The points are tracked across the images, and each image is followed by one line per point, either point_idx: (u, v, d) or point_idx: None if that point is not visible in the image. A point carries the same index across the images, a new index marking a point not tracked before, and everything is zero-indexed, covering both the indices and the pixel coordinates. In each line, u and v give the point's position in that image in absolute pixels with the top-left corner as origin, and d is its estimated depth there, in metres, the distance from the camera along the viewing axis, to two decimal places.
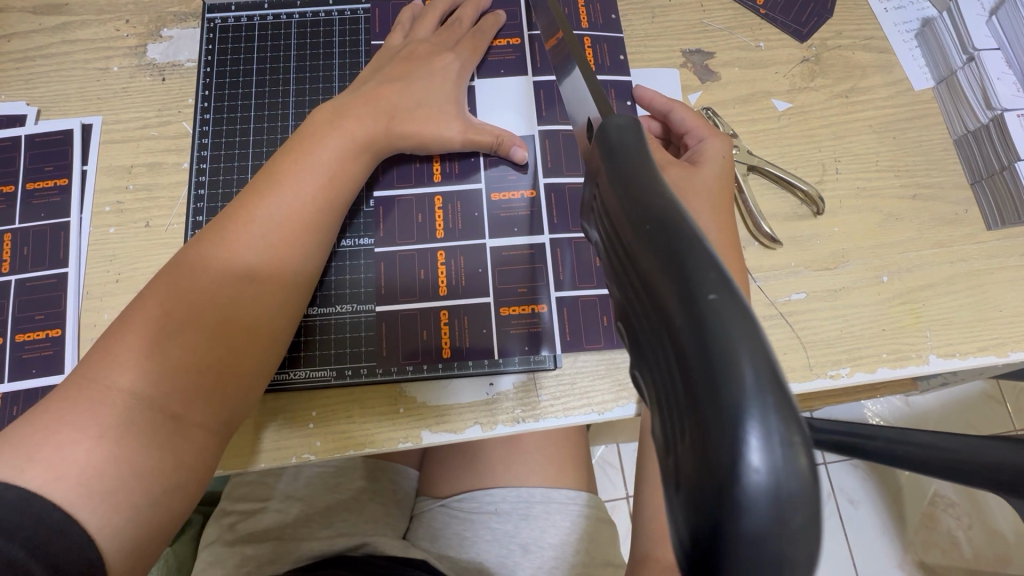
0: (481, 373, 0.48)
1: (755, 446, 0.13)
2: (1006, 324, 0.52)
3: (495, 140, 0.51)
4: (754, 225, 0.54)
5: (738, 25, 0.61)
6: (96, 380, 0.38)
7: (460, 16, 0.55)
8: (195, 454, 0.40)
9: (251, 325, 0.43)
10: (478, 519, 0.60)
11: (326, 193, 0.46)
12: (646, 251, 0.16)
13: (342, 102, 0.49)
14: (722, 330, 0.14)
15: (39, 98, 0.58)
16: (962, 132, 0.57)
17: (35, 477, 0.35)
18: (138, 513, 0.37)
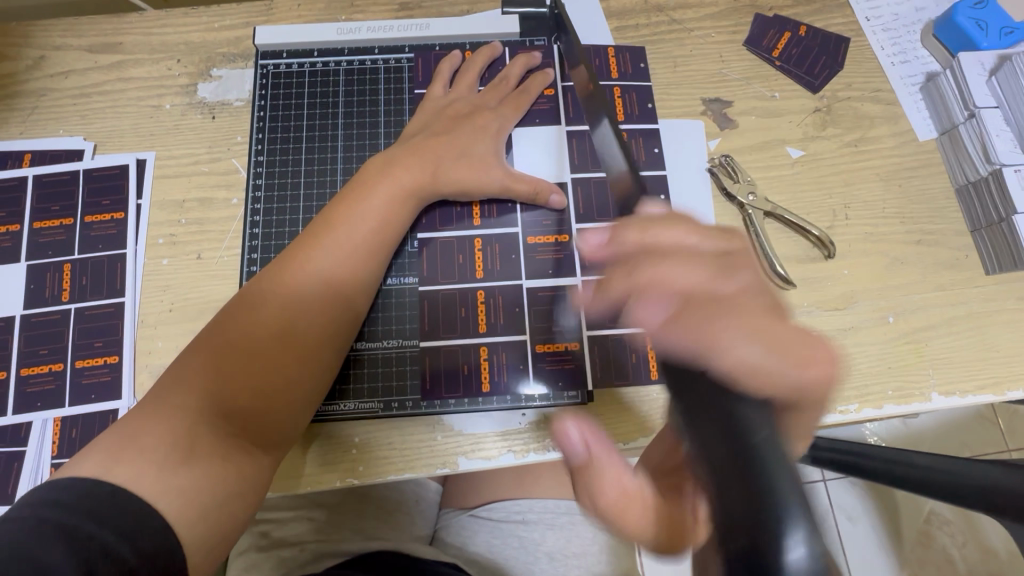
0: (517, 405, 0.52)
1: (795, 545, 0.24)
2: (1003, 364, 0.56)
3: (532, 189, 0.55)
4: (769, 268, 0.58)
5: (755, 75, 0.65)
6: (170, 397, 0.42)
7: (507, 75, 0.59)
8: (254, 468, 0.43)
9: (307, 357, 0.46)
10: (507, 526, 0.63)
11: (377, 233, 0.50)
12: (709, 392, 0.28)
13: (392, 153, 0.54)
14: (766, 458, 0.26)
15: (95, 134, 0.61)
16: (963, 182, 0.61)
17: (118, 475, 0.38)
18: (206, 513, 0.39)
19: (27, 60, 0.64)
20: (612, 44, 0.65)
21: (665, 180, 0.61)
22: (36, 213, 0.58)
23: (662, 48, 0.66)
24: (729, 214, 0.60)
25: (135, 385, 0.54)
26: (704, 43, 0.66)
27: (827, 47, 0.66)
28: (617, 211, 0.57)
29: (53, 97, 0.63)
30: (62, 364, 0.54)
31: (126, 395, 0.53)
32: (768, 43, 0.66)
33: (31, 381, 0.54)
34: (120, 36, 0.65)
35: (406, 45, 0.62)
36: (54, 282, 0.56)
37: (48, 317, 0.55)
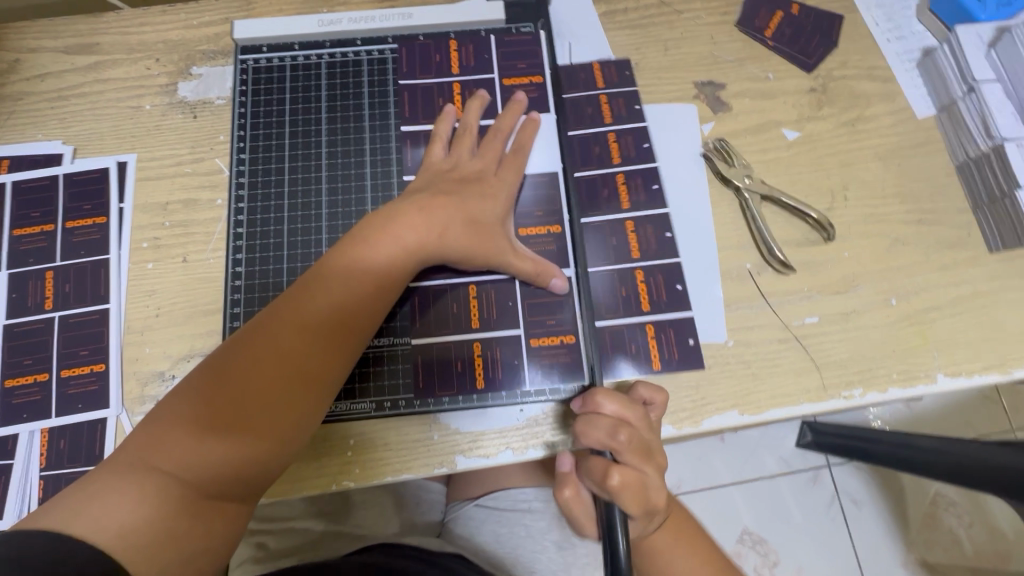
0: (514, 400, 0.51)
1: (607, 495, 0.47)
2: (1010, 343, 0.55)
3: (534, 271, 0.51)
4: (768, 253, 0.56)
5: (748, 56, 0.64)
6: (147, 453, 0.41)
7: (500, 128, 0.56)
8: (227, 520, 0.43)
9: (290, 423, 0.44)
10: (514, 514, 0.63)
11: (368, 294, 0.48)
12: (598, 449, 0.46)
13: (394, 205, 0.51)
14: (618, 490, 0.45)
15: (74, 138, 0.60)
16: (963, 158, 0.59)
17: (83, 527, 0.38)
18: (169, 566, 0.40)
19: (2, 63, 0.62)
20: (597, 54, 0.63)
21: (655, 171, 0.59)
22: (15, 220, 0.57)
23: (652, 31, 0.64)
24: (725, 199, 0.59)
25: (124, 392, 0.53)
26: (694, 25, 0.64)
27: (821, 25, 0.64)
28: (608, 207, 0.58)
29: (29, 101, 0.61)
30: (47, 373, 0.53)
31: (115, 403, 0.52)
32: (760, 24, 0.64)
33: (16, 392, 0.52)
34: (97, 36, 0.63)
35: (389, 35, 0.60)
36: (36, 290, 0.55)
37: (31, 326, 0.54)
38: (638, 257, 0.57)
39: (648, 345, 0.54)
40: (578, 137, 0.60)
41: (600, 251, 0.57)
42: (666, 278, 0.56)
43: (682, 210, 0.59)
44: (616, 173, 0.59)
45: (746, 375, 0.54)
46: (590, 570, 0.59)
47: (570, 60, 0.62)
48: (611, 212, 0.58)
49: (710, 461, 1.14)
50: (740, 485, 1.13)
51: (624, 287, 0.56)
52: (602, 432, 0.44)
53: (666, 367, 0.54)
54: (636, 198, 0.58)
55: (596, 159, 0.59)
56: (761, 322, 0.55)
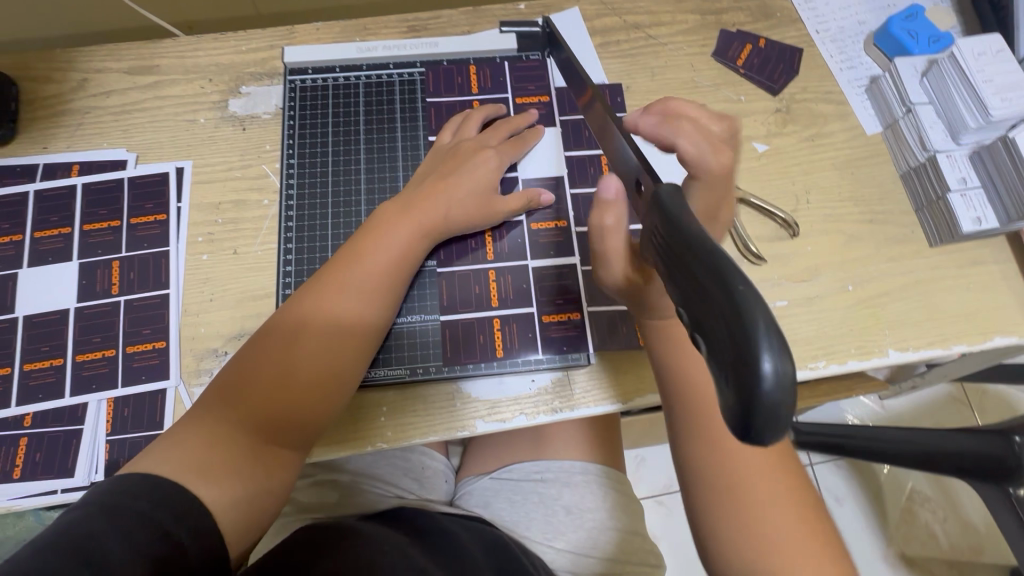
0: (527, 369, 0.59)
1: (769, 359, 0.21)
2: (950, 324, 0.64)
3: (528, 207, 0.62)
4: (743, 246, 0.66)
5: (723, 82, 0.74)
6: (212, 413, 0.49)
7: (504, 118, 0.66)
8: (282, 470, 0.50)
9: (335, 377, 0.52)
10: (527, 484, 0.75)
11: (395, 267, 0.56)
12: (692, 261, 0.25)
13: (409, 195, 0.60)
14: (717, 270, 0.24)
15: (136, 146, 0.68)
16: (905, 168, 0.70)
17: (166, 469, 0.44)
18: (238, 504, 0.46)
19: (71, 81, 0.71)
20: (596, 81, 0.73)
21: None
22: (85, 216, 0.64)
23: (642, 59, 0.75)
24: None
25: (182, 366, 0.60)
26: (677, 55, 0.75)
27: (784, 57, 0.75)
28: None
29: (96, 114, 0.69)
30: (114, 350, 0.60)
31: (174, 375, 0.59)
32: (732, 55, 0.75)
33: (86, 366, 0.59)
34: (156, 59, 0.72)
35: (418, 61, 0.70)
36: (104, 277, 0.62)
37: (99, 309, 0.61)
38: None
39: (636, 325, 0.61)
40: (576, 158, 0.67)
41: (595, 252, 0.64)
42: None
43: None
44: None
45: None
46: (594, 534, 0.71)
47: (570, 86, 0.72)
48: None
49: None
50: None
51: None
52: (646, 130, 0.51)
53: None
54: None
55: (590, 177, 0.67)
56: None
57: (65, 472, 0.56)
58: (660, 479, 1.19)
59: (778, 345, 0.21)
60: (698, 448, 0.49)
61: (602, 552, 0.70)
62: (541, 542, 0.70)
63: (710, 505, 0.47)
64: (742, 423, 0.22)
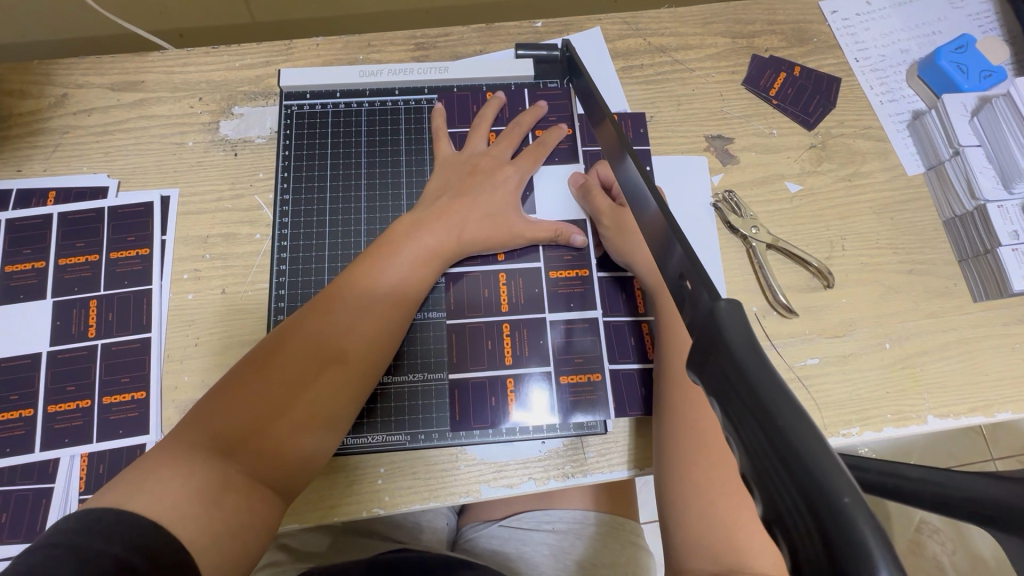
0: (538, 434, 0.55)
1: None
2: (993, 388, 0.60)
3: (554, 233, 0.58)
4: (773, 297, 0.61)
5: (754, 113, 0.69)
6: (191, 442, 0.43)
7: (518, 123, 0.62)
8: (268, 506, 0.45)
9: (332, 411, 0.48)
10: (538, 533, 0.71)
11: (402, 282, 0.53)
12: (765, 428, 0.21)
13: (419, 214, 0.56)
14: (806, 455, 0.19)
15: (118, 171, 0.63)
16: (950, 215, 0.65)
17: (140, 502, 0.39)
18: (219, 540, 0.40)
19: (49, 97, 0.65)
20: (616, 110, 0.68)
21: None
22: (61, 249, 0.59)
23: (666, 86, 0.69)
24: (733, 245, 0.64)
25: (164, 420, 0.55)
26: (705, 82, 0.70)
27: (820, 87, 0.70)
28: (620, 270, 0.60)
29: (75, 135, 0.64)
30: (89, 400, 0.55)
31: (154, 430, 0.54)
32: (765, 84, 0.70)
33: (59, 418, 0.54)
34: (142, 75, 0.67)
35: (426, 86, 0.65)
36: (80, 318, 0.57)
37: (75, 354, 0.56)
38: (645, 312, 0.59)
39: None
40: None
41: (614, 302, 0.59)
42: None
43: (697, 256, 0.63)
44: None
45: None
46: None
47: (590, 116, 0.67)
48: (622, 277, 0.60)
49: None
50: None
51: (634, 335, 0.58)
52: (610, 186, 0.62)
53: None
54: None
55: None
56: None
57: (33, 536, 0.52)
58: None
59: None
60: (682, 430, 0.48)
61: None
62: None
63: (686, 481, 0.45)
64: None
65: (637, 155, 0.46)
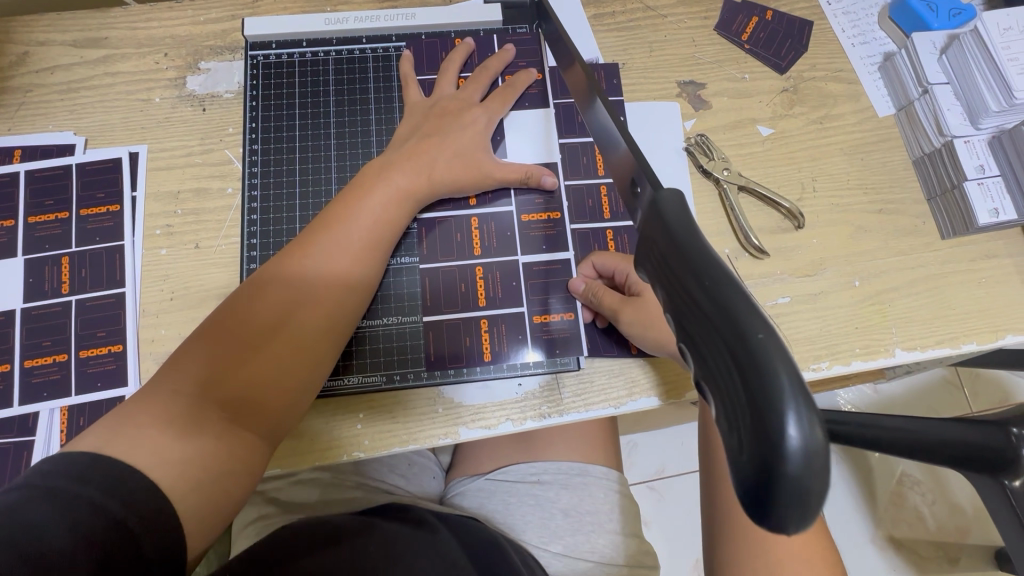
0: (513, 375, 0.56)
1: (794, 425, 0.17)
2: (959, 321, 0.61)
3: (525, 175, 0.58)
4: (744, 238, 0.62)
5: (726, 58, 0.69)
6: (169, 386, 0.44)
7: (485, 67, 0.62)
8: (250, 452, 0.45)
9: (309, 352, 0.48)
10: (523, 485, 0.72)
11: (374, 225, 0.53)
12: (695, 288, 0.21)
13: (389, 156, 0.56)
14: (729, 304, 0.20)
15: (85, 129, 0.62)
16: (919, 154, 0.65)
17: (118, 449, 0.40)
18: (199, 485, 0.41)
19: (10, 56, 0.64)
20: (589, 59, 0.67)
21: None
22: (30, 207, 0.59)
23: (638, 33, 0.69)
24: (705, 189, 0.64)
25: (142, 372, 0.55)
26: (677, 28, 0.69)
27: (792, 30, 0.70)
28: (592, 215, 0.61)
29: (39, 92, 0.63)
30: (66, 354, 0.55)
31: (132, 382, 0.55)
32: (737, 28, 0.69)
33: (36, 373, 0.55)
34: (105, 31, 0.65)
35: (393, 34, 0.64)
36: (53, 275, 0.57)
37: (49, 310, 0.56)
38: None
39: None
40: (568, 144, 0.62)
41: (587, 247, 0.60)
42: None
43: None
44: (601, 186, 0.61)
45: None
46: (592, 537, 0.68)
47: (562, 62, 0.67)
48: (593, 222, 0.60)
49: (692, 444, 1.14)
50: None
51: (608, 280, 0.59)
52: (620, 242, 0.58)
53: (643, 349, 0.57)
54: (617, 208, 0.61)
55: (584, 168, 0.62)
56: None
57: None
58: (652, 463, 1.13)
59: (807, 414, 0.18)
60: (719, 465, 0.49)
61: (601, 557, 0.67)
62: (536, 545, 0.67)
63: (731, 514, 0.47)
64: (758, 499, 0.19)
65: (605, 95, 0.44)
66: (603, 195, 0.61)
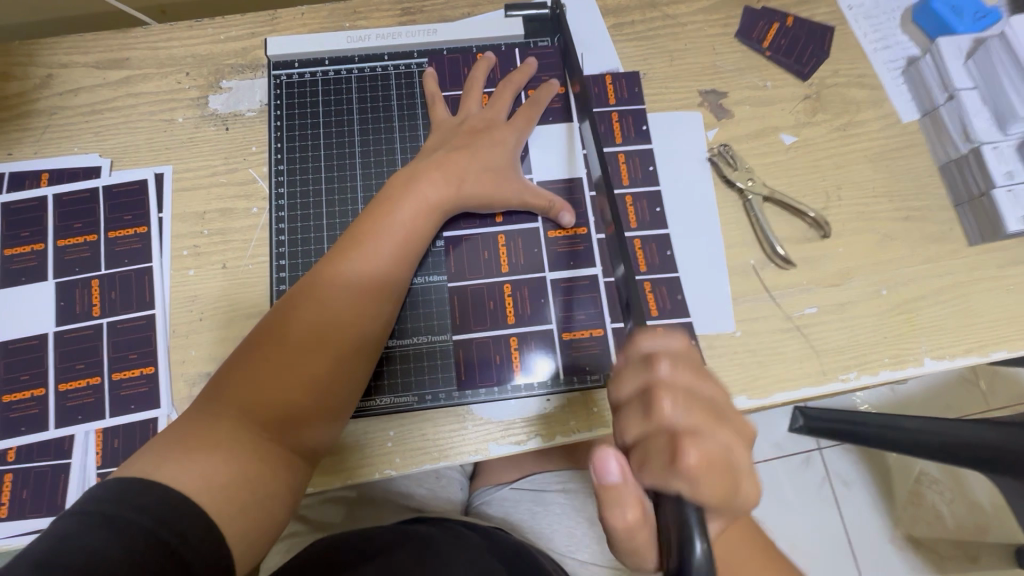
0: (543, 392, 0.56)
1: (699, 547, 0.32)
2: (988, 328, 0.61)
3: (549, 204, 0.58)
4: (770, 249, 0.61)
5: (747, 65, 0.68)
6: (212, 411, 0.44)
7: (509, 82, 0.61)
8: (293, 473, 0.46)
9: (341, 367, 0.48)
10: (548, 496, 0.72)
11: (404, 238, 0.53)
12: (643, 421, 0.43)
13: (415, 168, 0.56)
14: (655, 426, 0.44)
15: (110, 150, 0.62)
16: (945, 160, 0.65)
17: (166, 474, 0.40)
18: (246, 508, 0.42)
19: (34, 79, 0.64)
20: (610, 70, 0.67)
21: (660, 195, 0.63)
22: (59, 231, 0.59)
23: (658, 42, 0.68)
24: (729, 199, 0.64)
25: (174, 393, 0.56)
26: (697, 37, 0.69)
27: (813, 36, 0.69)
28: (620, 225, 0.62)
29: (64, 115, 0.63)
30: (99, 377, 0.56)
31: (165, 403, 0.55)
32: (757, 35, 0.69)
33: (70, 396, 0.55)
34: (126, 52, 0.65)
35: (415, 50, 0.64)
36: (83, 298, 0.58)
37: (81, 333, 0.57)
38: (646, 270, 0.61)
39: None
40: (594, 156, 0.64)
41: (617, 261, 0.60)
42: (669, 289, 0.61)
43: (693, 214, 0.63)
44: (626, 197, 0.63)
45: (753, 363, 0.59)
46: None
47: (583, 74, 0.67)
48: (622, 231, 0.62)
49: None
50: None
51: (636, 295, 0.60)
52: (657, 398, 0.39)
53: None
54: (642, 219, 0.63)
55: (608, 178, 0.63)
56: (765, 314, 0.60)
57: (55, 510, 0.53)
58: None
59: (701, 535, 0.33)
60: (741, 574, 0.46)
61: (625, 563, 0.69)
62: (563, 553, 0.69)
63: None
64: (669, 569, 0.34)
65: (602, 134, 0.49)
66: (628, 206, 0.63)
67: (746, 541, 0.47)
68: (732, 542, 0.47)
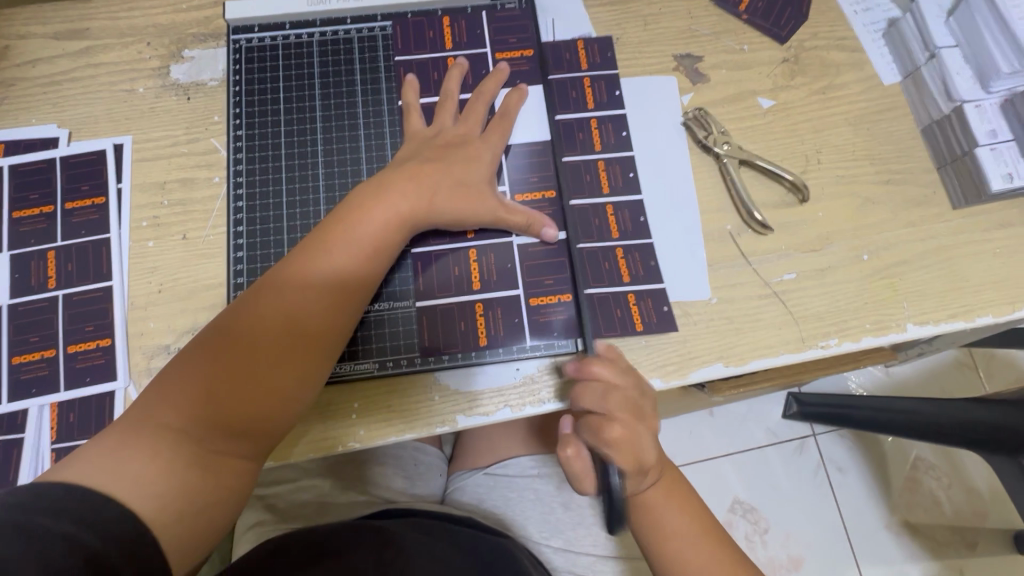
0: (511, 360, 0.54)
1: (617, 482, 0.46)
2: (973, 294, 0.59)
3: (526, 223, 0.55)
4: (747, 214, 0.60)
5: (724, 29, 0.66)
6: (157, 412, 0.43)
7: (483, 93, 0.59)
8: (238, 478, 0.45)
9: (297, 386, 0.46)
10: (522, 480, 0.70)
11: (373, 248, 0.50)
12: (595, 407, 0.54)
13: (390, 173, 0.53)
14: None
15: (68, 121, 0.61)
16: (927, 122, 0.63)
17: (98, 480, 0.39)
18: (183, 518, 0.41)
19: None
20: (581, 35, 0.65)
21: (632, 160, 0.61)
22: (14, 203, 0.58)
23: (632, 7, 0.67)
24: (705, 164, 0.62)
25: (131, 366, 0.54)
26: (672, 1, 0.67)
27: None
28: (591, 191, 0.60)
29: (21, 86, 0.62)
30: (55, 350, 0.54)
31: (122, 376, 0.54)
32: None
33: (24, 369, 0.54)
34: (86, 22, 0.64)
35: (378, 14, 0.63)
36: (39, 270, 0.56)
37: (36, 305, 0.55)
38: (618, 236, 0.59)
39: (633, 309, 0.56)
40: (563, 121, 0.62)
41: (588, 226, 0.59)
42: (642, 256, 0.58)
43: (667, 180, 0.61)
44: (598, 159, 0.61)
45: (729, 330, 0.57)
46: (594, 531, 0.67)
47: (554, 39, 0.64)
48: (593, 196, 0.60)
49: (700, 433, 1.13)
50: (728, 455, 1.12)
51: (608, 259, 0.58)
52: (594, 398, 0.49)
53: (648, 328, 0.56)
54: (615, 183, 0.60)
55: (580, 144, 0.61)
56: (742, 281, 0.58)
57: (8, 486, 0.51)
58: None
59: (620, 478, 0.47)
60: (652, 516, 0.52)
61: (602, 551, 0.66)
62: (539, 541, 0.66)
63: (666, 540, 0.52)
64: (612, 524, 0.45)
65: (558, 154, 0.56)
66: (600, 170, 0.60)
67: (677, 498, 0.53)
68: (661, 497, 0.53)
